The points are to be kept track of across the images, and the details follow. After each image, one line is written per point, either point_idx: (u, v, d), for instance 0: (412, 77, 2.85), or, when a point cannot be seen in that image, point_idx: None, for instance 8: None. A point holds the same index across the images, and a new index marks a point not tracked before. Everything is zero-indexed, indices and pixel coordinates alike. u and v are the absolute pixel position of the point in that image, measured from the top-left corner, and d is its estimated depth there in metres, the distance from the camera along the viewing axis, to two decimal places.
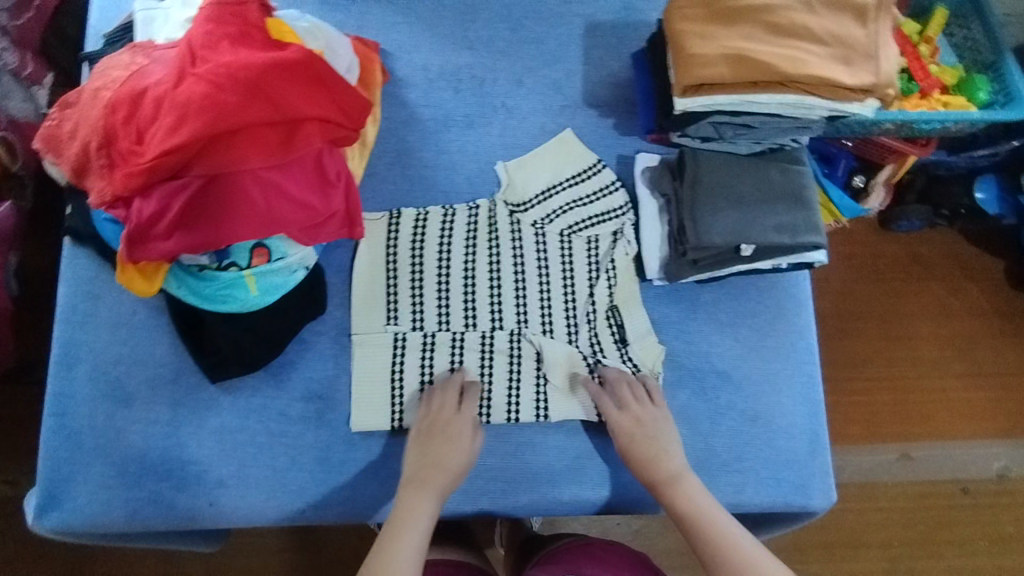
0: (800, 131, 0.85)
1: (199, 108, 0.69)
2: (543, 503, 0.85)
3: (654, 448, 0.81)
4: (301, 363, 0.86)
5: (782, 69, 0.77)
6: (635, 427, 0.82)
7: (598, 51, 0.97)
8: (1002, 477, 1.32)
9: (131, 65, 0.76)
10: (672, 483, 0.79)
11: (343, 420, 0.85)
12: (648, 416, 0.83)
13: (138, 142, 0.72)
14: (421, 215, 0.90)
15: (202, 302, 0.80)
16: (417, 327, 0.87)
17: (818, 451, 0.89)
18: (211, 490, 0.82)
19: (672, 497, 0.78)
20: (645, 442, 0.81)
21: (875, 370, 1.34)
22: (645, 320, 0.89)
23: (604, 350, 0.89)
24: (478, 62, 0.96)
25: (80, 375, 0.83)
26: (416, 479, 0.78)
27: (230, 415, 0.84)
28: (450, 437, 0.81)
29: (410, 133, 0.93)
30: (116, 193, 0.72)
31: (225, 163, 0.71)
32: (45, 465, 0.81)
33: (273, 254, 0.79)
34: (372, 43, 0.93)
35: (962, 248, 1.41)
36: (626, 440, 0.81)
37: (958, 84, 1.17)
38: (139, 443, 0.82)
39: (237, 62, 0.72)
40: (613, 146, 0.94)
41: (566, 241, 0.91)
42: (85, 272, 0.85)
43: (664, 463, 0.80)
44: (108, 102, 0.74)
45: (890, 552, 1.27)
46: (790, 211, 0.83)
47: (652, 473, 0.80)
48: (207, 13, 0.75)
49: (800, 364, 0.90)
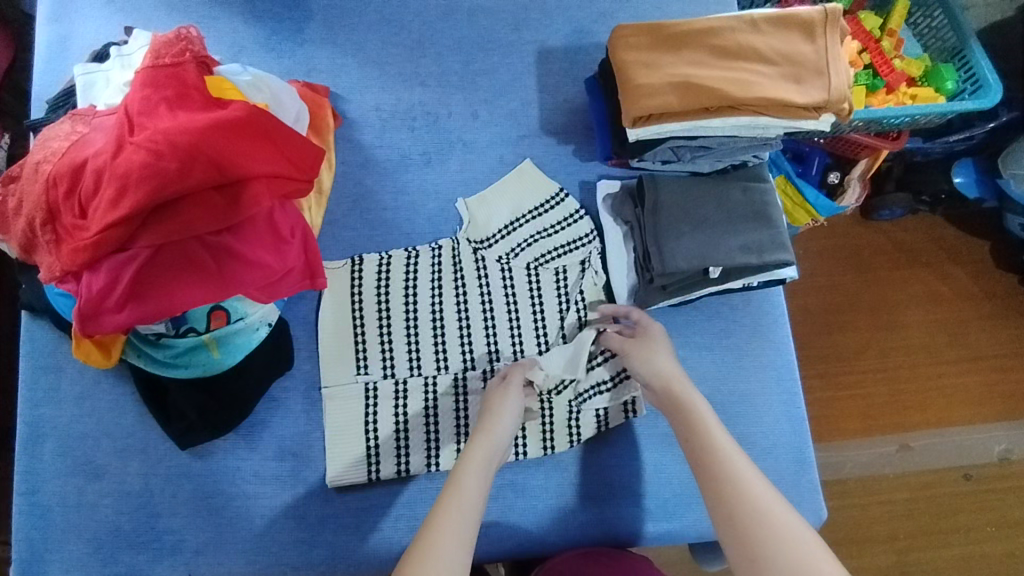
0: (760, 148, 0.87)
1: (139, 178, 0.66)
2: (529, 545, 0.83)
3: (669, 370, 0.78)
4: (271, 422, 0.83)
5: (730, 92, 0.78)
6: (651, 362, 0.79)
7: (552, 78, 0.96)
8: (1004, 460, 1.30)
9: (71, 135, 0.74)
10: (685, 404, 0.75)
11: (319, 476, 0.82)
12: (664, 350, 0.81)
13: (82, 216, 0.69)
14: (383, 259, 0.88)
15: (163, 369, 0.78)
16: (388, 374, 0.86)
17: (806, 468, 0.87)
18: (189, 559, 0.79)
19: (679, 417, 0.75)
20: (658, 365, 0.79)
21: (869, 361, 1.32)
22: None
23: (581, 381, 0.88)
24: (431, 98, 0.94)
25: (48, 451, 0.81)
26: (471, 453, 0.72)
27: (202, 480, 0.81)
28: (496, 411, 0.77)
29: (368, 175, 0.92)
30: (64, 268, 0.69)
31: (173, 231, 0.69)
32: (19, 544, 0.79)
33: (232, 315, 0.77)
34: (321, 88, 0.92)
35: (945, 232, 1.39)
36: (641, 362, 0.80)
37: (924, 75, 1.14)
38: (111, 515, 0.80)
39: (176, 126, 0.69)
40: (575, 172, 0.93)
41: (533, 273, 0.90)
42: (45, 344, 0.83)
43: (674, 383, 0.77)
44: (48, 176, 0.71)
45: (897, 546, 1.25)
46: (754, 231, 0.83)
47: (670, 397, 0.76)
48: (143, 77, 0.73)
49: (779, 381, 0.89)
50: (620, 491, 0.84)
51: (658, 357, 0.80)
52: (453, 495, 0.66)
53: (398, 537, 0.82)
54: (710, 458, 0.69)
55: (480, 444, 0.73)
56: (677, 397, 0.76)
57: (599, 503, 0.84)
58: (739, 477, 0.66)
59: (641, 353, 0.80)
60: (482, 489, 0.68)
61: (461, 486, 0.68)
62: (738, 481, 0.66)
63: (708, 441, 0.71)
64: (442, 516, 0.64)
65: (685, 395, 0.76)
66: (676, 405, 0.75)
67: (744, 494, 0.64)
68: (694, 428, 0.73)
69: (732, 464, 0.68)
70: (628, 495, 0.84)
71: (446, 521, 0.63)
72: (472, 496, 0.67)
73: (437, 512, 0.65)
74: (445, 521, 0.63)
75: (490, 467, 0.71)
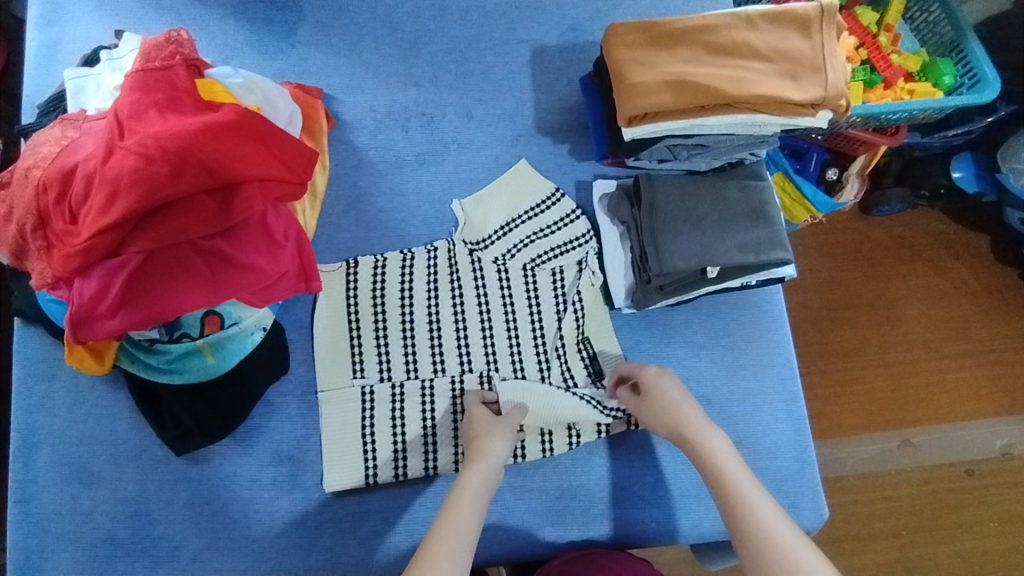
0: (757, 145, 0.86)
1: (130, 183, 0.65)
2: (528, 548, 0.82)
3: (683, 406, 0.76)
4: (267, 427, 0.83)
5: (726, 90, 0.77)
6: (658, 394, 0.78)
7: (547, 77, 0.95)
8: (1006, 455, 1.29)
9: (62, 140, 0.74)
10: (701, 439, 0.73)
11: (317, 481, 0.82)
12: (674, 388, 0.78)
13: (72, 222, 0.68)
14: (379, 261, 0.88)
15: (156, 375, 0.78)
16: (385, 377, 0.85)
17: (806, 467, 0.86)
18: (185, 565, 0.79)
19: (692, 449, 0.73)
20: (671, 400, 0.77)
21: (870, 358, 1.31)
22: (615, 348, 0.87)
23: (579, 380, 0.87)
24: (425, 98, 0.94)
25: (43, 459, 0.80)
26: (467, 478, 0.72)
27: (198, 486, 0.81)
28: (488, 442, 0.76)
29: (362, 177, 0.91)
30: (56, 274, 0.69)
31: (165, 236, 0.68)
32: (14, 553, 0.79)
33: (225, 320, 0.77)
34: (315, 89, 0.91)
35: (945, 227, 1.38)
36: (653, 402, 0.78)
37: (922, 70, 1.13)
38: (107, 523, 0.79)
39: (166, 130, 0.68)
40: (571, 172, 0.93)
41: (530, 274, 0.89)
42: (38, 350, 0.83)
43: (685, 419, 0.75)
44: (37, 182, 0.70)
45: (899, 542, 1.24)
46: (752, 230, 0.82)
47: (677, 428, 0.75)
48: (133, 81, 0.72)
49: (779, 379, 0.88)
50: (620, 493, 0.84)
51: (670, 394, 0.77)
52: (446, 521, 0.67)
53: (397, 541, 0.81)
54: (733, 499, 0.68)
55: (475, 470, 0.73)
56: (690, 435, 0.74)
57: (600, 505, 0.83)
58: (761, 519, 0.65)
59: (653, 395, 0.78)
60: (476, 514, 0.68)
61: (457, 512, 0.68)
62: (761, 527, 0.64)
63: (729, 480, 0.69)
64: (434, 545, 0.64)
65: (698, 431, 0.74)
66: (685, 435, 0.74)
67: (769, 539, 0.63)
68: (712, 468, 0.71)
69: (755, 504, 0.66)
70: (628, 497, 0.84)
71: (438, 552, 0.63)
72: (464, 522, 0.67)
73: (430, 539, 0.65)
74: (438, 550, 0.63)
75: (483, 489, 0.71)
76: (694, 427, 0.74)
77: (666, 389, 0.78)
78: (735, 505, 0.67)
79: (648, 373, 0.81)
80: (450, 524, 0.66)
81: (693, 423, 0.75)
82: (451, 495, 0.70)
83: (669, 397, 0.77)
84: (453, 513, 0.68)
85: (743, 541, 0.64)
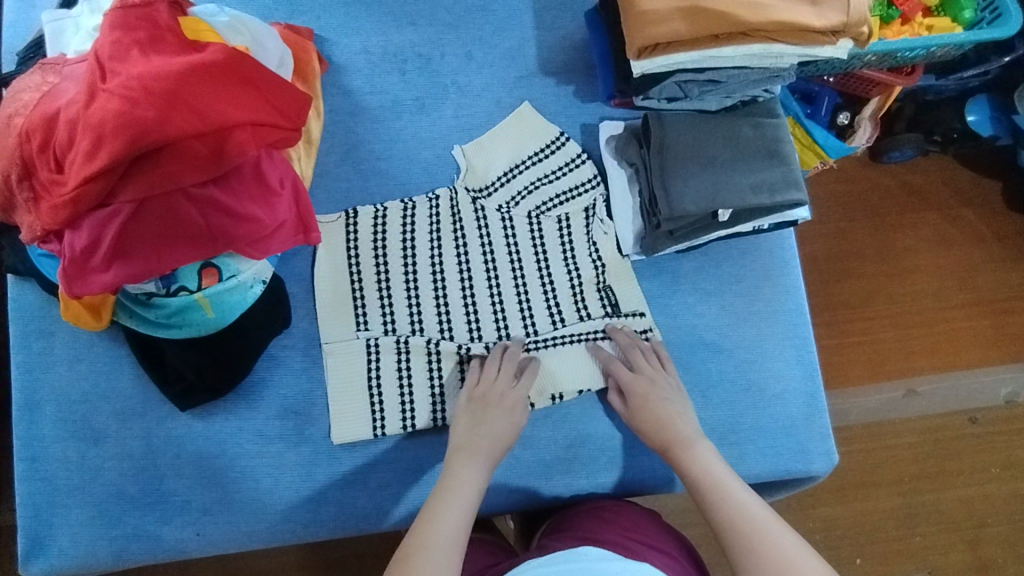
0: (771, 80, 0.82)
1: (115, 127, 0.61)
2: (536, 498, 0.82)
3: (715, 475, 0.70)
4: (270, 380, 0.82)
5: (743, 18, 0.73)
6: (649, 398, 0.77)
7: (549, 14, 0.92)
8: (1011, 402, 1.29)
9: (42, 86, 0.70)
10: (686, 446, 0.74)
11: (324, 434, 0.81)
12: (669, 388, 0.79)
13: (59, 170, 0.65)
14: (379, 211, 0.85)
15: (155, 329, 0.76)
16: (389, 329, 0.83)
17: (816, 413, 0.85)
18: (196, 519, 0.78)
19: (677, 451, 0.74)
20: (697, 460, 0.72)
21: (876, 307, 1.29)
22: (642, 296, 0.85)
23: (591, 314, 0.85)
24: (422, 39, 0.90)
25: (47, 417, 0.79)
26: (471, 446, 0.73)
27: (205, 440, 0.80)
28: (500, 406, 0.76)
29: (358, 124, 0.88)
30: (45, 227, 0.66)
31: (154, 185, 0.64)
32: (23, 510, 0.78)
33: (224, 272, 0.74)
34: (305, 30, 0.87)
35: (957, 173, 1.35)
36: (679, 460, 0.74)
37: (941, 4, 1.05)
38: (116, 478, 0.79)
39: (150, 70, 0.64)
40: (576, 115, 0.90)
41: (535, 222, 0.87)
42: (35, 309, 0.82)
43: (676, 432, 0.75)
44: (21, 130, 0.66)
45: (902, 489, 1.24)
46: (765, 169, 0.79)
47: (663, 434, 0.76)
48: (111, 20, 0.68)
49: (790, 326, 0.87)
50: (628, 442, 0.83)
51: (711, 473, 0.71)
52: (444, 498, 0.67)
53: (407, 491, 0.80)
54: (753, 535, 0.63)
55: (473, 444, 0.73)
56: (676, 441, 0.75)
57: (611, 454, 0.82)
58: (732, 493, 0.68)
59: (677, 449, 0.74)
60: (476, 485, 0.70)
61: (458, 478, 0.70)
62: (731, 500, 0.67)
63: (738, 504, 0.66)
64: (429, 527, 0.63)
65: (682, 444, 0.74)
66: (668, 442, 0.75)
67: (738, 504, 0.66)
68: (690, 464, 0.73)
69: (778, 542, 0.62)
70: (637, 445, 0.83)
71: (432, 531, 0.63)
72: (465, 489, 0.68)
73: (430, 511, 0.65)
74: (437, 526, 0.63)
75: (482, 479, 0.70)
76: (681, 440, 0.75)
77: (708, 471, 0.71)
78: (735, 528, 0.64)
79: (665, 420, 0.76)
80: (445, 516, 0.65)
81: (725, 491, 0.68)
82: (449, 475, 0.70)
83: (732, 502, 0.67)
84: (450, 501, 0.67)
85: (716, 519, 0.67)
